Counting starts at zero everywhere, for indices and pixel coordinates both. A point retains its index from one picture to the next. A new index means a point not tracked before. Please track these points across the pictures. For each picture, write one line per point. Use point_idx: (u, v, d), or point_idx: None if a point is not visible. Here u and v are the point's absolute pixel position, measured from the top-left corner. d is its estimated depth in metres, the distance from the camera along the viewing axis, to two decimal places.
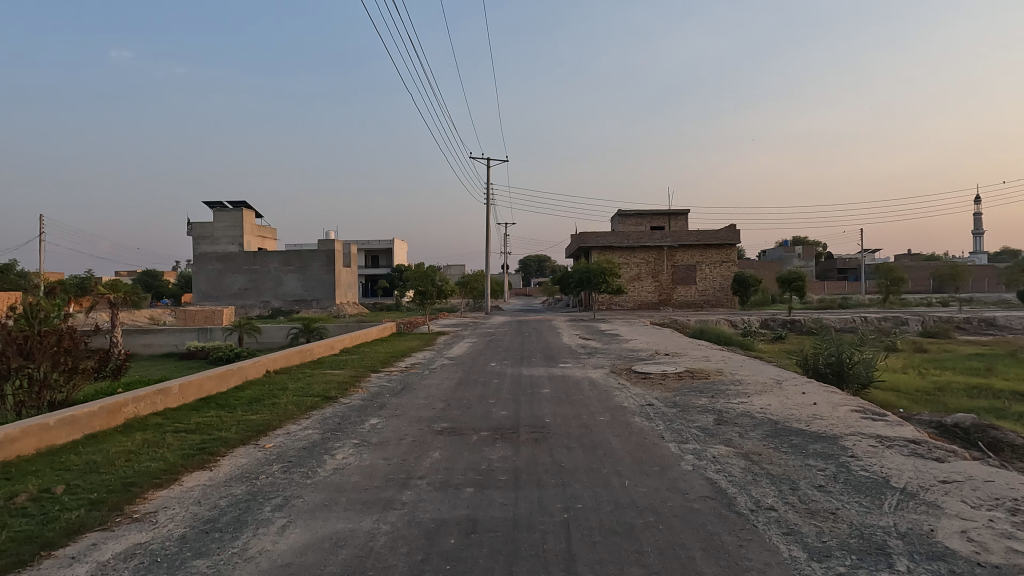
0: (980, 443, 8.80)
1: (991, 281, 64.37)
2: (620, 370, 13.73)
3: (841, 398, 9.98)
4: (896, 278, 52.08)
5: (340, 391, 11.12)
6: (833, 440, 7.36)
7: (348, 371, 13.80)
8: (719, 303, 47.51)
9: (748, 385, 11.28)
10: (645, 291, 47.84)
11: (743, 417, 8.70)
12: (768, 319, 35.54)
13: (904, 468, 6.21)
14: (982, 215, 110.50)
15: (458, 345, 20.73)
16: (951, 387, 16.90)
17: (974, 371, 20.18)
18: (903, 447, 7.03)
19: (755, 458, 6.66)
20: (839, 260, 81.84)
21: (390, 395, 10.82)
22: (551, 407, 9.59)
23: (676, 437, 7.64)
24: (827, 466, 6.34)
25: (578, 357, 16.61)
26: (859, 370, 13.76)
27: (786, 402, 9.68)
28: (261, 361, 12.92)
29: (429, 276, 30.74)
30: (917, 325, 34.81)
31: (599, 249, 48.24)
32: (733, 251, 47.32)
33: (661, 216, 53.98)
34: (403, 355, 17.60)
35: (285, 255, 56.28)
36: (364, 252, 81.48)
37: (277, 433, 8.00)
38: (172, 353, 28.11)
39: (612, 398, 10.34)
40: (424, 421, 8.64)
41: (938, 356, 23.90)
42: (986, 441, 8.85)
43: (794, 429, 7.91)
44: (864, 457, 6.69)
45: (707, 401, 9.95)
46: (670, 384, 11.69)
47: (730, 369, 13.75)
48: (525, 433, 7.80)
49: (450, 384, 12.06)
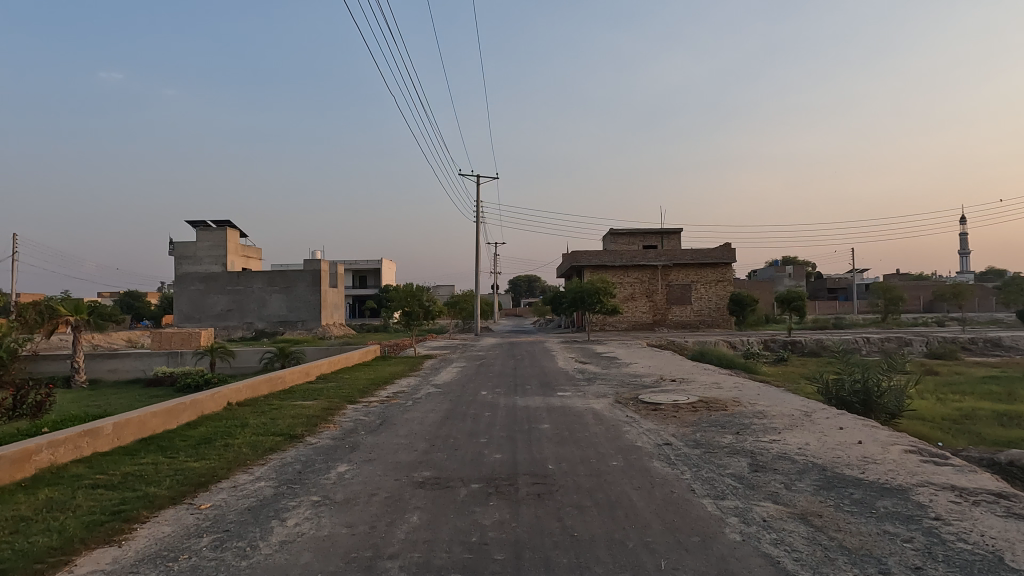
0: None
1: (985, 301, 63.90)
2: (626, 400, 12.33)
3: (887, 435, 8.65)
4: (894, 297, 51.16)
5: (308, 428, 9.62)
6: (902, 494, 6.02)
7: (320, 403, 12.28)
8: (715, 323, 46.37)
9: (774, 419, 9.90)
10: (639, 312, 46.65)
11: (781, 461, 7.33)
12: (767, 340, 34.32)
13: (1012, 539, 4.86)
14: (965, 237, 111.71)
15: (446, 370, 19.31)
16: (977, 415, 15.63)
17: (995, 396, 18.91)
18: (991, 503, 5.70)
19: (819, 523, 5.27)
20: (829, 280, 81.34)
21: (366, 433, 9.33)
22: (553, 448, 8.17)
23: (709, 490, 6.25)
24: (913, 535, 4.97)
25: (577, 384, 15.11)
26: (887, 400, 12.55)
27: (825, 440, 8.33)
28: (221, 392, 11.42)
29: (416, 295, 29.34)
30: (922, 346, 33.69)
31: (592, 268, 46.95)
32: (729, 270, 46.27)
33: (654, 235, 53.07)
34: (385, 383, 16.02)
35: (269, 275, 54.63)
36: (352, 272, 80.04)
37: (221, 487, 6.54)
38: (140, 379, 26.34)
39: (621, 436, 8.93)
40: (403, 469, 7.19)
41: (952, 379, 22.68)
42: None
43: (849, 478, 6.57)
44: (953, 519, 5.33)
45: (733, 439, 8.56)
46: (685, 417, 10.31)
47: (747, 398, 12.37)
48: (525, 486, 6.36)
49: (435, 418, 10.60)
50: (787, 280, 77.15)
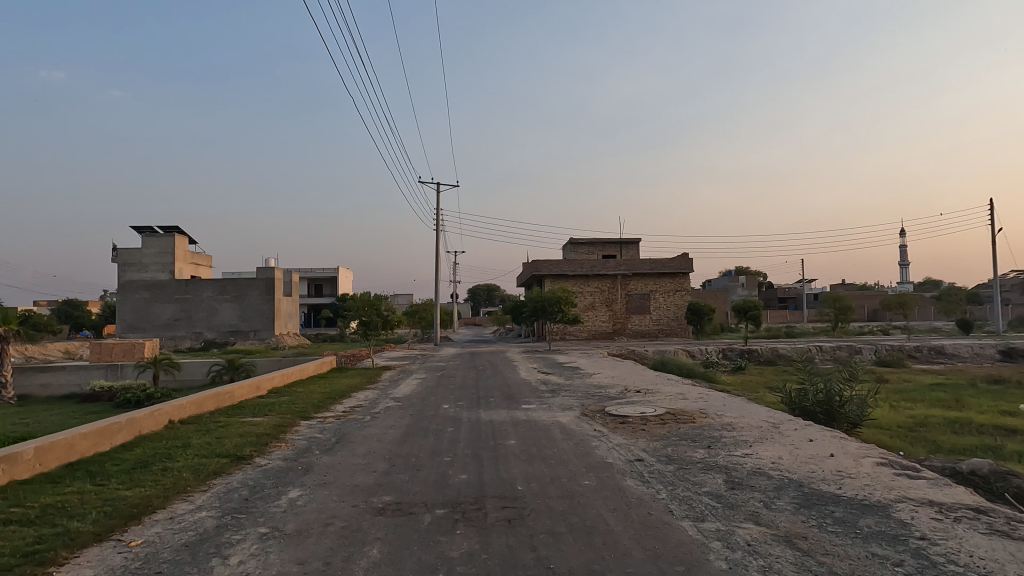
0: (1006, 495, 7.48)
1: (926, 310, 66.70)
2: (592, 412, 12.02)
3: (857, 447, 8.54)
4: (844, 306, 52.70)
5: (257, 448, 8.95)
6: (883, 511, 5.84)
7: (271, 419, 11.55)
8: (674, 332, 46.85)
9: (744, 431, 9.75)
10: (599, 321, 46.76)
11: (756, 477, 7.12)
12: (725, 349, 34.76)
13: (1001, 559, 4.69)
14: (904, 249, 117.18)
15: (406, 382, 18.69)
16: (931, 422, 15.94)
17: (944, 403, 19.45)
18: (973, 520, 5.56)
19: (804, 546, 5.01)
20: (780, 290, 83.75)
21: (320, 453, 8.72)
22: (521, 466, 7.76)
23: (688, 512, 5.93)
24: (902, 557, 4.75)
25: (541, 396, 14.73)
26: (850, 409, 12.60)
27: (798, 454, 8.17)
28: (161, 410, 10.58)
29: (374, 304, 28.54)
30: (871, 354, 34.72)
31: (552, 278, 46.87)
32: (686, 280, 46.92)
33: (613, 245, 53.46)
34: (342, 396, 15.30)
35: (219, 283, 52.65)
36: (307, 281, 78.04)
37: (156, 519, 5.88)
38: (75, 394, 24.72)
39: (591, 451, 8.59)
40: (360, 493, 6.66)
41: (903, 386, 23.27)
42: (1012, 492, 7.56)
43: (827, 495, 6.36)
44: (938, 538, 5.14)
45: (705, 454, 8.33)
46: (654, 431, 10.06)
47: (713, 409, 12.20)
48: (493, 511, 5.94)
49: (395, 435, 10.03)
50: (741, 289, 78.93)
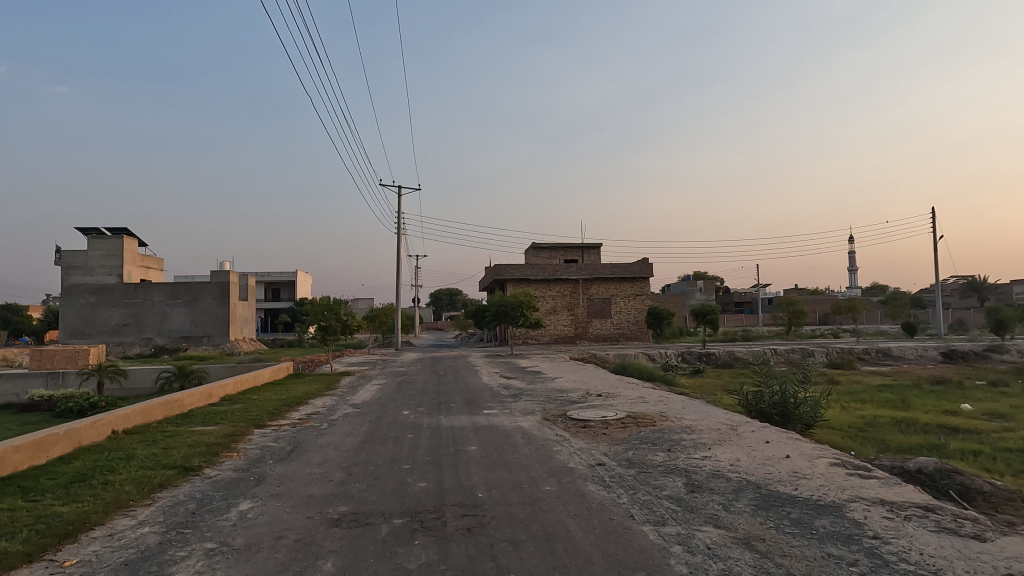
0: (951, 493, 7.74)
1: (873, 314, 69.34)
2: (553, 417, 11.98)
3: (811, 447, 8.72)
4: (797, 310, 54.30)
5: (207, 458, 8.59)
6: (837, 511, 5.95)
7: (222, 428, 11.11)
8: (634, 336, 47.42)
9: (703, 434, 9.85)
10: (561, 325, 46.97)
11: (715, 480, 7.17)
12: (684, 352, 35.34)
13: (950, 556, 4.81)
14: (852, 256, 121.73)
15: (365, 388, 18.33)
16: (879, 422, 16.49)
17: (891, 404, 20.17)
18: (922, 518, 5.71)
19: (763, 548, 5.05)
20: (736, 294, 85.86)
21: (274, 463, 8.42)
22: (482, 473, 7.64)
23: (649, 516, 5.92)
24: (857, 557, 4.82)
25: (502, 401, 14.62)
26: (804, 410, 12.91)
27: (755, 455, 8.29)
28: (103, 420, 10.06)
29: (333, 308, 27.97)
30: (822, 356, 35.84)
31: (514, 282, 46.90)
32: (646, 284, 47.61)
33: (575, 249, 53.84)
34: (298, 403, 14.89)
35: (171, 287, 50.85)
36: (264, 285, 76.11)
37: (93, 536, 5.54)
38: (12, 404, 23.42)
39: (552, 456, 8.53)
40: (315, 504, 6.43)
41: (853, 388, 24.05)
42: (956, 490, 7.82)
43: (784, 496, 6.45)
44: (890, 537, 5.26)
45: (665, 457, 8.37)
46: (615, 435, 10.07)
47: (673, 412, 12.33)
48: (453, 520, 5.81)
49: (352, 443, 9.78)
50: (699, 294, 80.54)
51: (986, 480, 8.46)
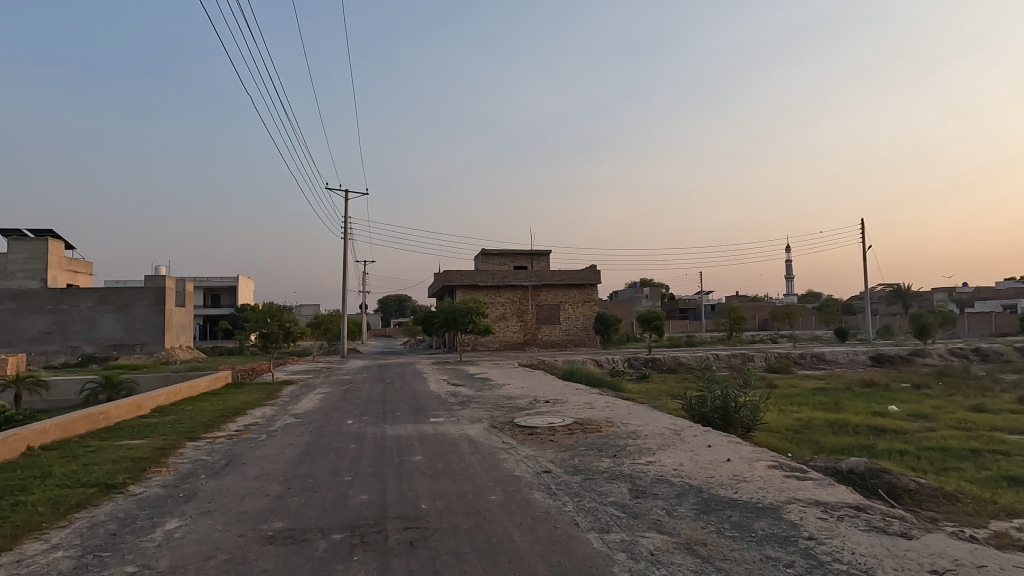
0: (881, 492, 8.06)
1: (808, 320, 72.45)
2: (501, 424, 11.90)
3: (750, 450, 8.95)
4: (738, 317, 56.11)
5: (133, 475, 8.08)
6: (774, 513, 6.10)
7: (152, 441, 10.52)
8: (582, 342, 47.92)
9: (648, 439, 9.97)
10: (510, 332, 47.00)
11: (660, 485, 7.24)
12: (630, 358, 35.93)
13: (879, 555, 4.99)
14: (789, 264, 127.03)
15: (308, 397, 17.77)
16: (814, 424, 17.15)
17: (825, 406, 21.04)
18: (854, 518, 5.90)
19: (704, 552, 5.10)
20: (681, 301, 88.15)
21: (206, 478, 8.01)
22: (427, 483, 7.47)
23: (593, 523, 5.90)
24: (793, 558, 4.93)
25: (450, 409, 14.45)
26: (744, 414, 13.27)
27: (697, 460, 8.43)
28: (17, 435, 9.33)
29: (275, 315, 27.07)
30: (762, 361, 37.12)
31: (464, 288, 46.64)
32: (594, 291, 48.23)
33: (524, 256, 54.07)
34: (235, 414, 14.28)
35: (101, 293, 48.17)
36: (202, 290, 73.13)
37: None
38: None
39: (499, 465, 8.45)
40: (249, 520, 6.12)
41: (790, 391, 24.99)
42: (885, 488, 8.16)
43: (725, 500, 6.56)
44: (824, 537, 5.40)
45: (610, 463, 8.41)
46: (562, 441, 10.07)
47: (619, 417, 12.46)
48: (395, 533, 5.64)
49: (292, 455, 9.43)
50: (645, 300, 82.26)
51: (911, 478, 8.87)
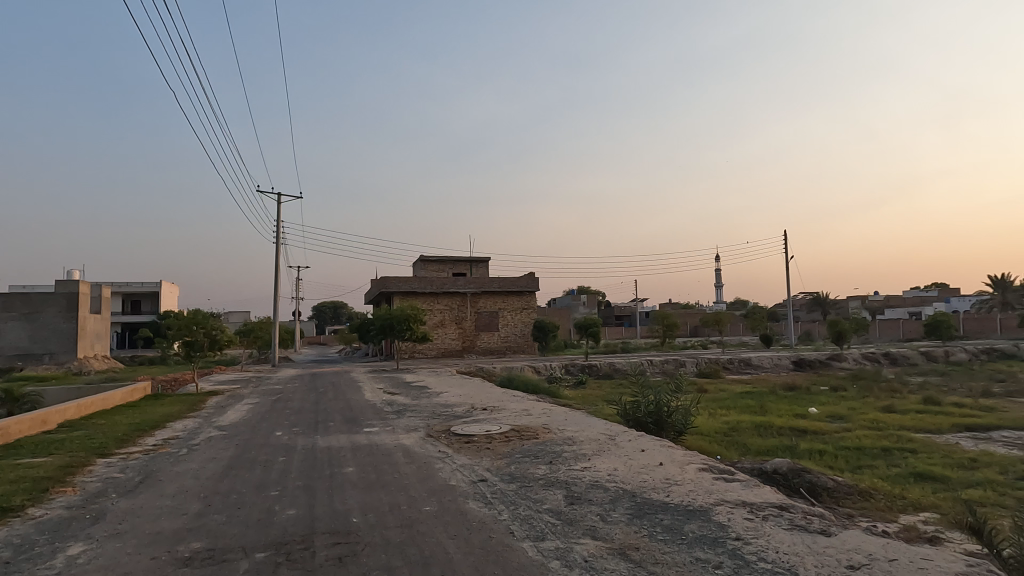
0: (803, 492, 8.41)
1: (736, 326, 75.53)
2: (437, 433, 11.72)
3: (682, 454, 9.17)
4: (670, 323, 57.83)
5: (34, 496, 7.44)
6: (703, 515, 6.25)
7: (57, 459, 9.73)
8: (520, 349, 48.11)
9: (583, 445, 10.05)
10: (448, 339, 46.65)
11: (594, 490, 7.29)
12: (568, 364, 36.33)
13: (800, 552, 5.18)
14: (718, 273, 132.14)
15: (235, 409, 16.99)
16: (741, 427, 17.83)
17: (751, 409, 21.93)
18: (778, 517, 6.12)
19: (637, 557, 5.16)
20: (617, 308, 90.08)
21: (117, 497, 7.47)
22: (359, 496, 7.24)
23: (529, 532, 5.86)
24: (722, 559, 5.05)
25: (385, 418, 14.13)
26: (676, 418, 13.60)
27: (631, 464, 8.55)
28: None
29: (200, 322, 25.79)
30: (693, 366, 38.35)
31: (401, 295, 45.93)
32: (532, 298, 48.57)
33: (463, 263, 53.86)
34: (153, 427, 13.44)
35: (4, 298, 44.51)
36: (121, 296, 68.88)
37: None
38: None
39: (434, 475, 8.30)
40: (164, 542, 5.73)
41: (718, 395, 25.92)
42: (806, 487, 8.53)
43: (657, 504, 6.68)
44: (750, 537, 5.57)
45: (546, 470, 8.42)
46: (498, 449, 10.02)
47: (555, 424, 12.52)
48: (323, 549, 5.42)
49: (215, 469, 8.94)
50: (582, 307, 83.57)
51: (830, 477, 9.31)
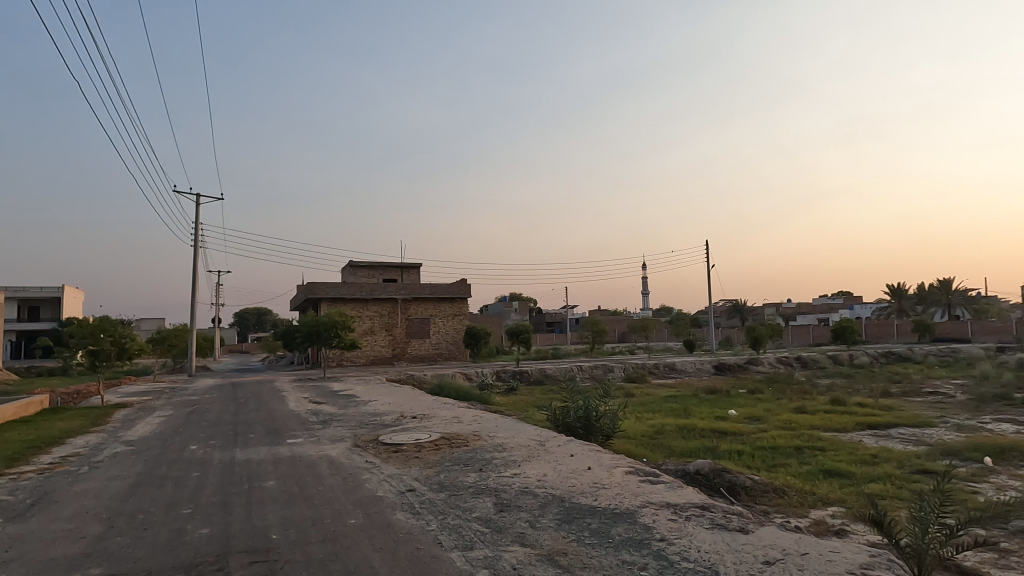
0: (723, 491, 8.74)
1: (662, 332, 78.10)
2: (364, 443, 11.41)
3: (609, 458, 9.32)
4: (599, 329, 59.14)
5: None
6: (630, 517, 6.36)
7: None
8: (452, 356, 47.79)
9: (513, 451, 10.05)
10: (378, 346, 45.72)
11: (524, 497, 7.29)
12: (499, 370, 36.39)
13: (720, 550, 5.36)
14: (645, 281, 136.33)
15: (145, 422, 15.92)
16: (666, 430, 18.41)
17: (675, 412, 22.68)
18: (700, 517, 6.32)
19: (564, 562, 5.18)
20: (548, 315, 91.18)
21: (5, 522, 6.80)
22: (280, 510, 6.92)
23: (457, 541, 5.78)
24: (647, 561, 5.15)
25: (310, 428, 13.64)
26: (604, 422, 13.86)
27: (560, 469, 8.62)
28: None
29: (107, 330, 24.07)
30: (620, 371, 39.30)
31: (329, 301, 44.64)
32: (464, 304, 48.40)
33: (393, 268, 53.00)
34: (50, 444, 12.37)
35: None
36: (16, 302, 63.36)
37: None
38: None
39: (360, 486, 8.05)
40: (57, 570, 5.26)
41: (645, 399, 26.67)
42: (726, 487, 8.87)
43: (585, 508, 6.75)
44: (674, 538, 5.72)
45: (476, 477, 8.35)
46: (428, 458, 9.85)
47: (486, 431, 12.47)
48: (239, 569, 5.13)
49: (121, 488, 8.32)
50: (513, 314, 84.05)
51: (747, 476, 9.72)
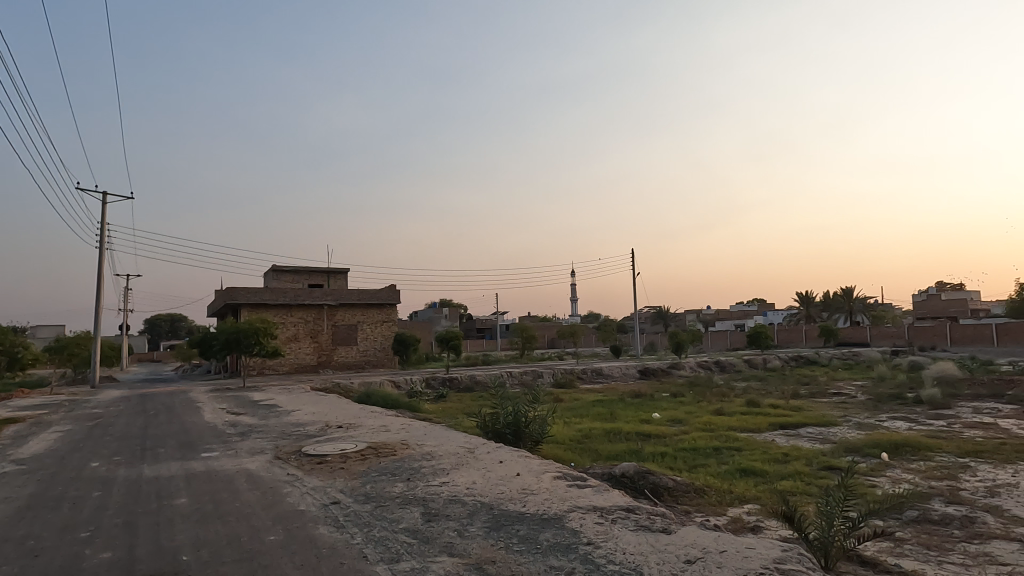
0: (647, 493, 8.98)
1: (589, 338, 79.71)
2: (286, 455, 10.96)
3: (538, 463, 9.38)
4: (529, 336, 59.66)
5: None
6: (558, 522, 6.41)
7: None
8: (380, 363, 46.83)
9: (442, 459, 9.92)
10: (302, 354, 44.16)
11: (453, 505, 7.21)
12: (429, 377, 35.97)
13: (644, 552, 5.49)
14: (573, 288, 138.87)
15: (39, 438, 14.62)
16: (594, 434, 18.77)
17: (602, 416, 23.16)
18: (625, 519, 6.45)
19: (493, 570, 5.15)
20: (478, 321, 91.07)
21: None
22: (192, 529, 6.52)
23: (383, 554, 5.63)
24: (574, 565, 5.20)
25: (227, 441, 12.96)
26: (534, 427, 13.96)
27: (490, 476, 8.59)
28: None
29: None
30: (549, 377, 39.75)
31: (250, 307, 42.73)
32: (393, 311, 47.60)
33: (319, 273, 51.43)
34: None
35: None
36: None
37: None
38: None
39: (281, 500, 7.71)
40: None
41: (573, 404, 27.07)
42: (650, 488, 9.12)
43: (513, 515, 6.75)
44: (600, 541, 5.81)
45: (404, 487, 8.18)
46: (353, 468, 9.57)
47: (414, 439, 12.27)
48: None
49: (8, 511, 7.59)
50: (444, 320, 83.43)
51: (670, 477, 10.03)
